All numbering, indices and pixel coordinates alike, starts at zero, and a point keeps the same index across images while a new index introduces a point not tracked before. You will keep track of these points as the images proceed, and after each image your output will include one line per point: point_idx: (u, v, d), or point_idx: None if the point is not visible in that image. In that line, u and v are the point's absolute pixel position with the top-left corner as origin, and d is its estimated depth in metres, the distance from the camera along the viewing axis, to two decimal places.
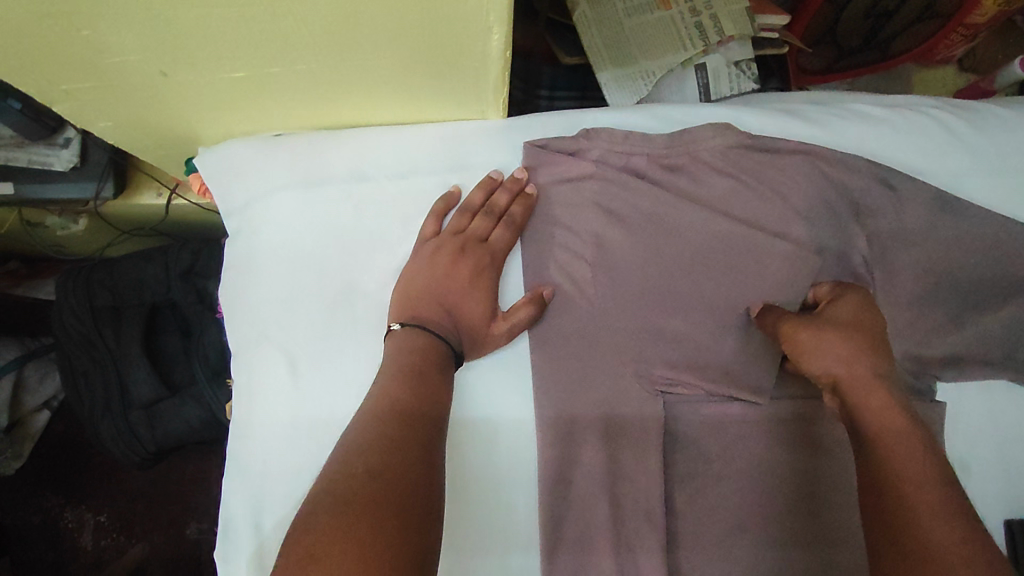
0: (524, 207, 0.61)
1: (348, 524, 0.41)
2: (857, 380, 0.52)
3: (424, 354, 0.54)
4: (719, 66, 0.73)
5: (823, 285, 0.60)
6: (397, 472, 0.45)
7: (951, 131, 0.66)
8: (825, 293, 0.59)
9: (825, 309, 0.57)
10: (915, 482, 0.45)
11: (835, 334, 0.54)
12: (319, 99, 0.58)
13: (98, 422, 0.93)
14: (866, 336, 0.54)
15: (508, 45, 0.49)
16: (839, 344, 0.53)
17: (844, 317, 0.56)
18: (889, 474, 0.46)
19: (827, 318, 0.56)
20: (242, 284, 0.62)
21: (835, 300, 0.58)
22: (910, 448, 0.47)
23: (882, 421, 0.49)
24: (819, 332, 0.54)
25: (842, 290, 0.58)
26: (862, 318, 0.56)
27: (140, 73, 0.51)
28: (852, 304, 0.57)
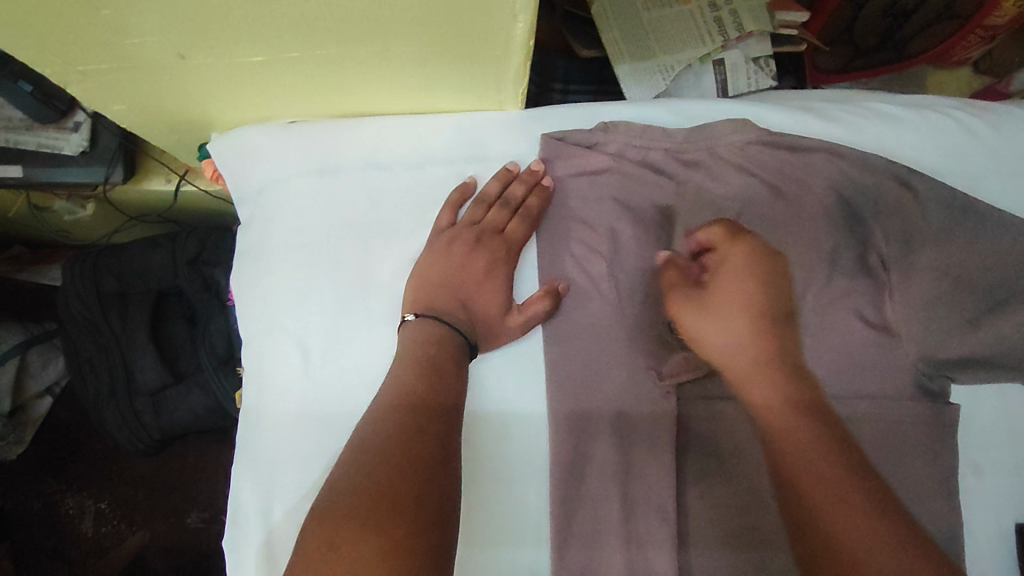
0: (540, 199, 0.61)
1: (367, 513, 0.42)
2: (762, 377, 0.58)
3: (439, 345, 0.54)
4: (738, 62, 0.72)
5: (720, 228, 0.61)
6: (413, 460, 0.45)
7: (972, 132, 0.66)
8: (716, 240, 0.61)
9: (720, 273, 0.60)
10: (839, 505, 0.52)
11: (732, 318, 0.59)
12: (337, 85, 0.57)
13: (103, 409, 0.92)
14: (765, 313, 0.60)
15: (533, 35, 0.48)
16: (734, 331, 0.59)
17: (735, 294, 0.60)
18: (825, 490, 0.53)
19: (723, 297, 0.60)
20: (253, 271, 0.62)
21: (730, 257, 0.61)
22: (825, 456, 0.55)
23: (768, 398, 0.57)
24: (720, 319, 0.59)
25: (738, 240, 0.61)
26: (761, 278, 0.60)
27: (159, 55, 0.51)
28: (749, 262, 0.61)
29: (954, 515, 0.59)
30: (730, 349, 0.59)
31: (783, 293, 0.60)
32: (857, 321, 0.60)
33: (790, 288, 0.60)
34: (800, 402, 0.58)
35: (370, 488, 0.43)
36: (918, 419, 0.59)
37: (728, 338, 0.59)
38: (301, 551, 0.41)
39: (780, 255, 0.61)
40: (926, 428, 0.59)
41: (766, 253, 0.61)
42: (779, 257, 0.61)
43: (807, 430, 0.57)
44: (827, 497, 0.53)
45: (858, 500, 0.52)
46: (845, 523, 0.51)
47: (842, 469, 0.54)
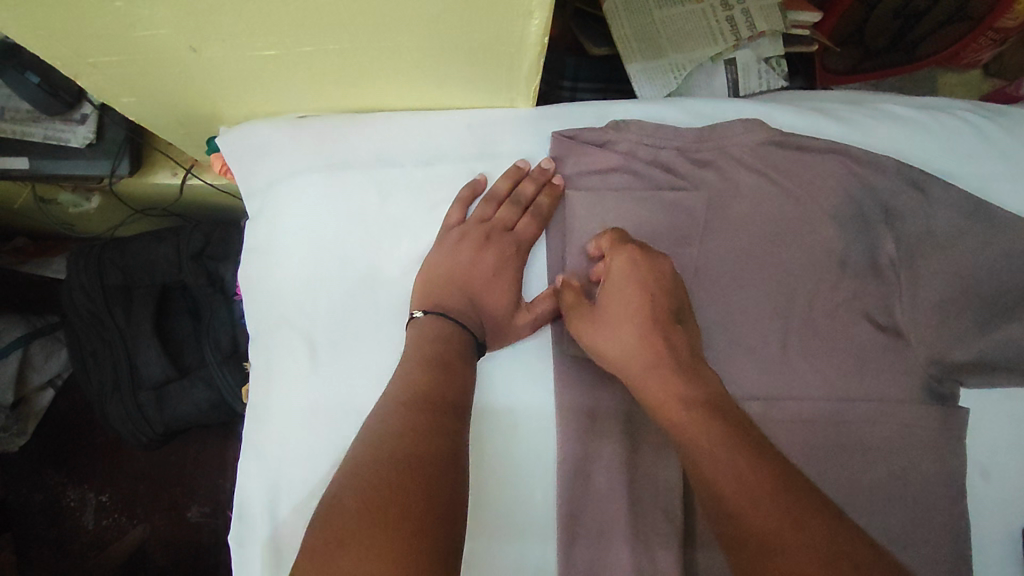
0: (551, 197, 0.61)
1: (373, 510, 0.41)
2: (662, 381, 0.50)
3: (447, 342, 0.54)
4: (749, 61, 0.72)
5: (613, 233, 0.58)
6: (420, 456, 0.45)
7: (983, 135, 0.65)
8: (607, 246, 0.57)
9: (613, 277, 0.55)
10: (753, 500, 0.42)
11: (626, 325, 0.54)
12: (349, 80, 0.57)
13: (107, 402, 0.92)
14: (660, 312, 0.53)
15: (547, 31, 0.48)
16: (628, 339, 0.53)
17: (625, 297, 0.54)
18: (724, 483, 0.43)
19: (613, 304, 0.55)
20: (261, 266, 0.61)
21: (628, 256, 0.55)
22: (725, 449, 0.44)
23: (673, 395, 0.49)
24: (609, 328, 0.54)
25: (631, 241, 0.57)
26: (659, 277, 0.55)
27: (170, 48, 0.50)
28: (647, 259, 0.55)
29: (962, 518, 0.58)
30: (627, 355, 0.53)
31: (679, 294, 0.55)
32: (866, 323, 0.60)
33: (680, 286, 0.55)
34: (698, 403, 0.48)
35: (374, 487, 0.42)
36: (926, 423, 0.59)
37: (621, 344, 0.53)
38: (308, 550, 0.40)
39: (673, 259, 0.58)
40: (935, 432, 0.59)
41: (655, 253, 0.56)
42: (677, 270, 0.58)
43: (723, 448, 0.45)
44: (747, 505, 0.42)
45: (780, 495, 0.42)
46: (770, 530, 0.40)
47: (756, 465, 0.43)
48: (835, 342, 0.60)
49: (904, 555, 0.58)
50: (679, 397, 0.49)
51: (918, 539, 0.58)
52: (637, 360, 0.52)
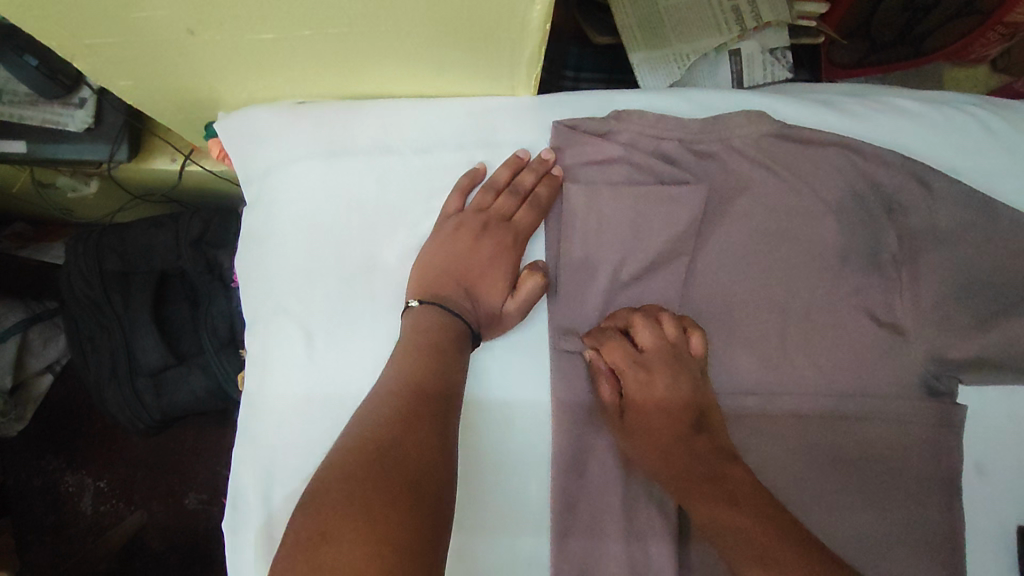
0: (550, 188, 0.60)
1: (356, 499, 0.40)
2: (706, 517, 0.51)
3: (440, 332, 0.53)
4: (754, 52, 0.71)
5: (615, 349, 0.56)
6: (407, 449, 0.44)
7: (989, 130, 0.64)
8: (616, 364, 0.56)
9: (636, 405, 0.56)
10: None
11: (657, 455, 0.54)
12: (348, 65, 0.56)
13: (105, 388, 0.92)
14: (688, 438, 0.54)
15: (549, 17, 0.47)
16: (665, 474, 0.54)
17: (652, 428, 0.55)
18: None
19: (644, 432, 0.55)
20: (258, 254, 0.61)
21: (642, 379, 0.56)
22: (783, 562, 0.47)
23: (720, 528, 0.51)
24: (640, 456, 0.55)
25: (639, 356, 0.56)
26: (679, 398, 0.55)
27: (166, 30, 0.50)
28: (662, 379, 0.55)
29: (957, 516, 0.58)
30: (670, 484, 0.54)
31: (695, 398, 0.56)
32: (865, 318, 0.59)
33: (695, 389, 0.56)
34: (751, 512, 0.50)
35: (358, 477, 0.42)
36: (924, 420, 0.58)
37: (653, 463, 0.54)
38: (292, 540, 0.39)
39: (694, 339, 0.56)
40: (933, 430, 0.59)
41: (661, 364, 0.55)
42: (691, 361, 0.56)
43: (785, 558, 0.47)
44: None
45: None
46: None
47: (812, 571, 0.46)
48: (832, 337, 0.60)
49: (900, 552, 0.57)
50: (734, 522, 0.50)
51: (913, 535, 0.58)
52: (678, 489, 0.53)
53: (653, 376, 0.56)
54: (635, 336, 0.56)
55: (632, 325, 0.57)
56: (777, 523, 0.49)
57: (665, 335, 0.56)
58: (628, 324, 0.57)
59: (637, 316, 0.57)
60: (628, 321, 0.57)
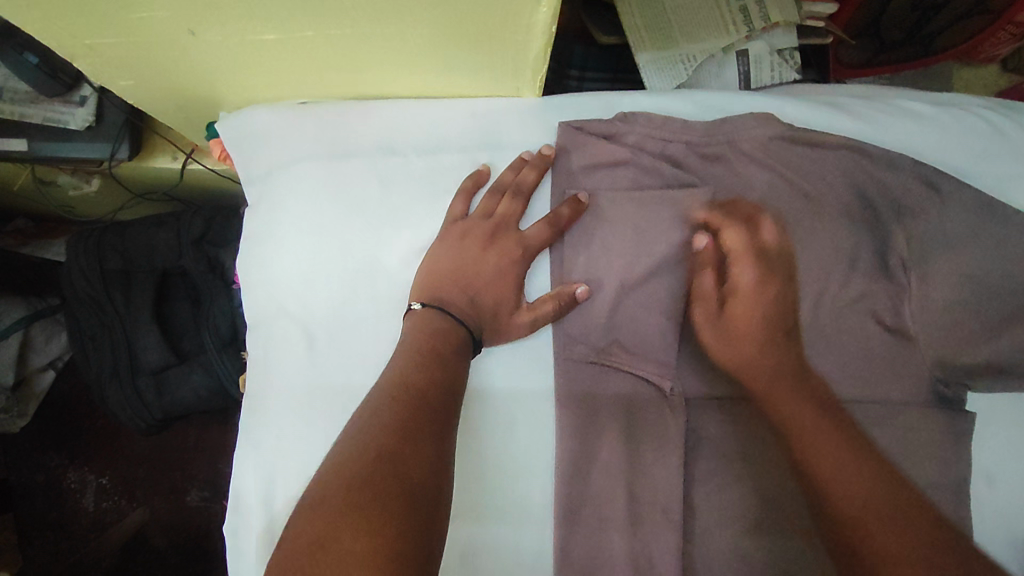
0: (571, 204, 0.58)
1: (354, 504, 0.39)
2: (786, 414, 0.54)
3: (441, 337, 0.52)
4: (762, 53, 0.71)
5: (736, 235, 0.58)
6: (407, 458, 0.43)
7: (1000, 132, 0.64)
8: (732, 248, 0.58)
9: (742, 293, 0.57)
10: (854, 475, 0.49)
11: (747, 349, 0.56)
12: (351, 67, 0.56)
13: (106, 386, 0.92)
14: (779, 342, 0.57)
15: (555, 19, 0.46)
16: (750, 369, 0.56)
17: (751, 322, 0.57)
18: (856, 506, 0.47)
19: (739, 324, 0.57)
20: (261, 255, 0.61)
21: (760, 276, 0.58)
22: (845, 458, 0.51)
23: (801, 427, 0.54)
24: (740, 343, 0.57)
25: (757, 249, 0.58)
26: (788, 301, 0.58)
27: (167, 31, 0.49)
28: (776, 281, 0.58)
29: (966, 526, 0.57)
30: (749, 385, 0.56)
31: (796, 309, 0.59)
32: (872, 323, 0.59)
33: (796, 295, 0.58)
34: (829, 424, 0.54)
35: (357, 482, 0.41)
36: (933, 426, 0.58)
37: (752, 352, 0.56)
38: (288, 548, 0.38)
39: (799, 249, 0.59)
40: (941, 436, 0.58)
41: (772, 263, 0.59)
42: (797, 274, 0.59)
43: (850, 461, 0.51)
44: (868, 515, 0.46)
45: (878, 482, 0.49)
46: (874, 536, 0.45)
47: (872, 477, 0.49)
48: (841, 342, 0.59)
49: None
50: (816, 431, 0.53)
51: None
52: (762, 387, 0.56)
53: (770, 277, 0.58)
54: (756, 230, 0.59)
55: (752, 224, 0.59)
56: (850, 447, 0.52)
57: (772, 239, 0.59)
58: (751, 218, 0.59)
59: (754, 216, 0.59)
60: (749, 223, 0.59)
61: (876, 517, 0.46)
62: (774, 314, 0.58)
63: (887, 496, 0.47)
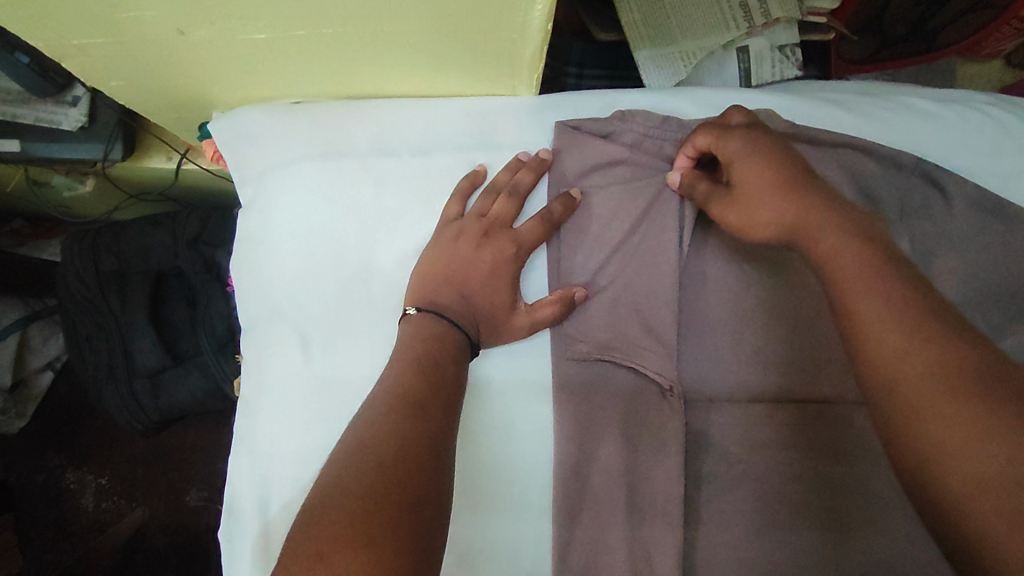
0: (564, 203, 0.57)
1: (350, 519, 0.36)
2: (826, 250, 0.45)
3: (439, 343, 0.51)
4: (763, 50, 0.69)
5: (706, 128, 0.54)
6: (406, 467, 0.40)
7: (1005, 129, 0.62)
8: (705, 147, 0.54)
9: (733, 161, 0.51)
10: (892, 322, 0.40)
11: (764, 208, 0.49)
12: (344, 67, 0.55)
13: (102, 388, 0.91)
14: (796, 181, 0.49)
15: (550, 16, 0.45)
16: (778, 211, 0.48)
17: (756, 178, 0.49)
18: (894, 355, 0.39)
19: (749, 185, 0.50)
20: (256, 257, 0.60)
21: (741, 135, 0.51)
22: (897, 305, 0.41)
23: (841, 262, 0.44)
24: (753, 207, 0.50)
25: (731, 125, 0.53)
26: (782, 148, 0.51)
27: (156, 31, 0.48)
28: (761, 137, 0.51)
29: None
30: (781, 229, 0.48)
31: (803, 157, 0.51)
32: None
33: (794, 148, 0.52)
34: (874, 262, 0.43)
35: (352, 493, 0.38)
36: None
37: (770, 205, 0.49)
38: (281, 563, 0.35)
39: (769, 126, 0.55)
40: None
41: (760, 129, 0.52)
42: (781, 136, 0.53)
43: (886, 303, 0.41)
44: (911, 359, 0.39)
45: (934, 326, 0.39)
46: (916, 386, 0.38)
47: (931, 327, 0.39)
48: None
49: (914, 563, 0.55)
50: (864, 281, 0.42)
51: None
52: (795, 223, 0.48)
53: (756, 137, 0.51)
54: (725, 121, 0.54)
55: (724, 116, 0.55)
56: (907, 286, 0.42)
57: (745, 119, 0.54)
58: (721, 116, 0.55)
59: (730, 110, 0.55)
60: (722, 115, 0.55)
61: (924, 375, 0.38)
62: (781, 160, 0.50)
63: (939, 333, 0.39)
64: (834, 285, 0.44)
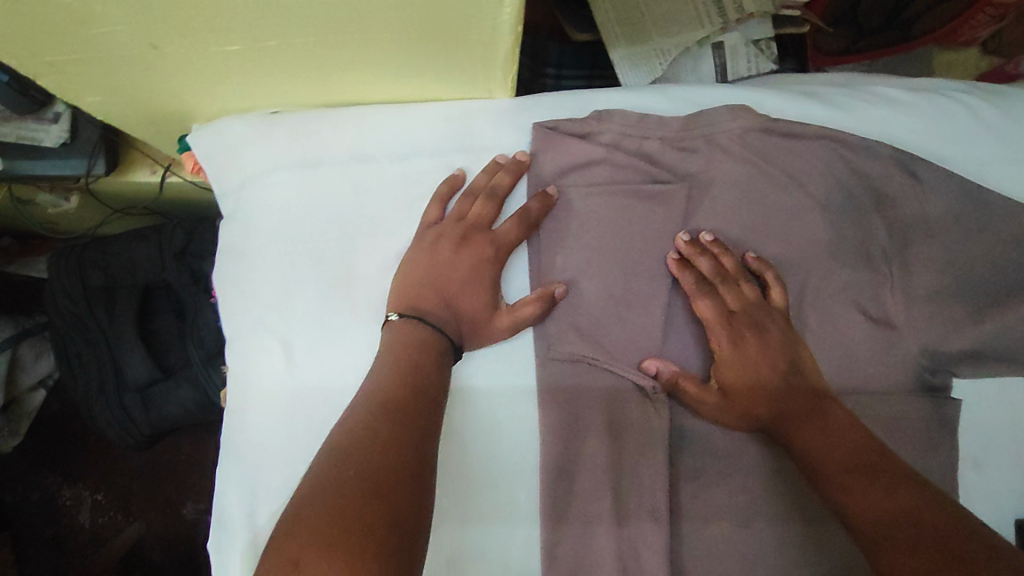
0: (540, 203, 0.57)
1: (330, 526, 0.36)
2: (801, 443, 0.50)
3: (422, 348, 0.51)
4: (738, 44, 0.69)
5: (705, 307, 0.56)
6: (388, 475, 0.40)
7: (978, 117, 0.63)
8: (704, 319, 0.56)
9: (725, 364, 0.54)
10: (829, 453, 0.49)
11: (749, 410, 0.53)
12: (320, 75, 0.55)
13: (94, 403, 0.91)
14: (778, 381, 0.53)
15: (519, 19, 0.46)
16: (755, 417, 0.53)
17: (750, 382, 0.54)
18: (837, 468, 0.47)
19: (731, 388, 0.54)
20: (238, 268, 0.60)
21: (736, 340, 0.55)
22: (831, 432, 0.50)
23: (786, 413, 0.52)
24: (733, 411, 0.54)
25: (728, 315, 0.56)
26: (772, 349, 0.54)
27: (129, 45, 0.48)
28: (752, 339, 0.55)
29: None
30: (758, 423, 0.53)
31: (793, 344, 0.55)
32: (856, 314, 0.58)
33: (791, 336, 0.55)
34: (793, 391, 0.53)
35: (332, 500, 0.38)
36: (919, 416, 0.57)
37: (762, 408, 0.53)
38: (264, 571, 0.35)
39: (779, 287, 0.57)
40: (928, 429, 0.57)
41: (752, 322, 0.55)
42: (777, 314, 0.56)
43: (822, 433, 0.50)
44: (854, 489, 0.46)
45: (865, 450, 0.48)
46: (864, 496, 0.45)
47: (860, 451, 0.48)
48: (823, 333, 0.59)
49: None
50: (804, 422, 0.51)
51: None
52: (784, 423, 0.52)
53: (749, 341, 0.55)
54: (722, 297, 0.56)
55: (723, 281, 0.56)
56: (819, 409, 0.52)
57: (748, 297, 0.56)
58: (714, 283, 0.56)
59: (731, 274, 0.57)
60: (721, 275, 0.56)
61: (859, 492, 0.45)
62: (771, 371, 0.54)
63: (864, 454, 0.48)
64: (783, 430, 0.52)
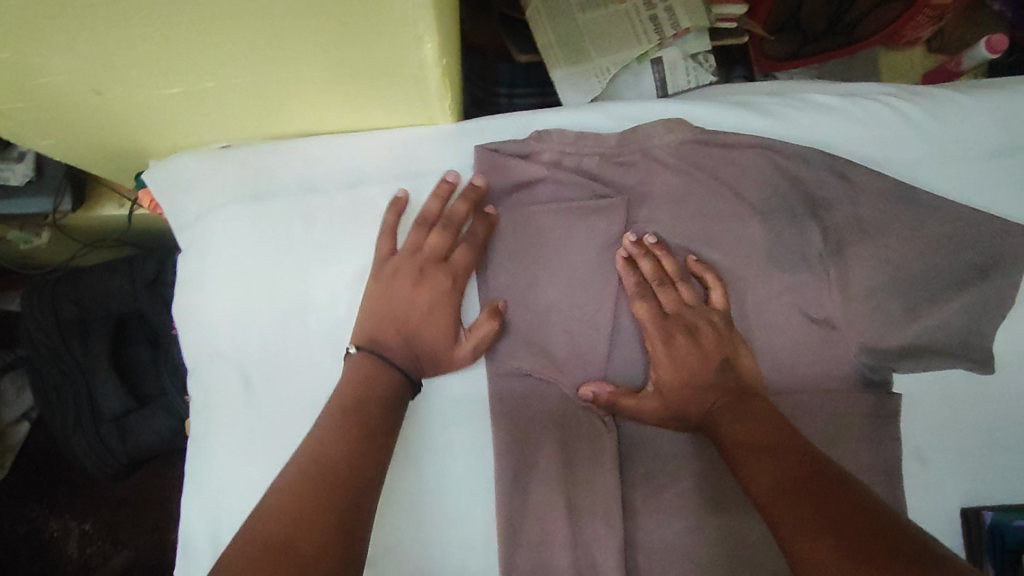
0: (484, 228, 0.60)
1: None
2: (722, 431, 0.52)
3: (367, 388, 0.53)
4: (676, 59, 0.72)
5: (643, 307, 0.58)
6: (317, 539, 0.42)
7: (906, 118, 0.65)
8: (642, 320, 0.58)
9: (661, 363, 0.56)
10: (748, 445, 0.49)
11: (682, 406, 0.55)
12: (263, 111, 0.57)
13: (71, 435, 0.92)
14: (711, 379, 0.55)
15: (442, 52, 0.48)
16: (686, 414, 0.55)
17: (685, 379, 0.55)
18: (754, 453, 0.48)
19: (666, 387, 0.56)
20: (195, 300, 0.61)
21: (672, 340, 0.57)
22: (758, 424, 0.51)
23: (716, 409, 0.54)
24: (665, 406, 0.56)
25: (664, 318, 0.58)
26: (705, 346, 0.56)
27: (72, 92, 0.50)
28: (683, 339, 0.57)
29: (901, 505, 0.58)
30: (688, 419, 0.55)
31: (728, 344, 0.57)
32: (797, 316, 0.60)
33: (727, 336, 0.57)
34: (722, 387, 0.55)
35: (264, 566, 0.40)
36: (861, 411, 0.59)
37: (693, 404, 0.55)
38: None
39: (722, 289, 0.59)
40: (870, 423, 0.59)
41: (688, 322, 0.57)
42: (715, 317, 0.58)
43: (742, 421, 0.51)
44: (765, 475, 0.46)
45: (781, 439, 0.49)
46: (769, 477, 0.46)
47: (776, 441, 0.49)
48: (766, 335, 0.60)
49: None
50: (731, 415, 0.52)
51: None
52: (712, 417, 0.53)
53: (682, 341, 0.56)
54: (659, 299, 0.58)
55: (661, 284, 0.58)
56: (744, 399, 0.54)
57: (685, 300, 0.58)
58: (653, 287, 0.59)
59: (670, 277, 0.59)
60: (660, 278, 0.59)
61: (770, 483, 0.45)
62: (704, 368, 0.56)
63: (777, 443, 0.48)
64: (714, 424, 0.53)
